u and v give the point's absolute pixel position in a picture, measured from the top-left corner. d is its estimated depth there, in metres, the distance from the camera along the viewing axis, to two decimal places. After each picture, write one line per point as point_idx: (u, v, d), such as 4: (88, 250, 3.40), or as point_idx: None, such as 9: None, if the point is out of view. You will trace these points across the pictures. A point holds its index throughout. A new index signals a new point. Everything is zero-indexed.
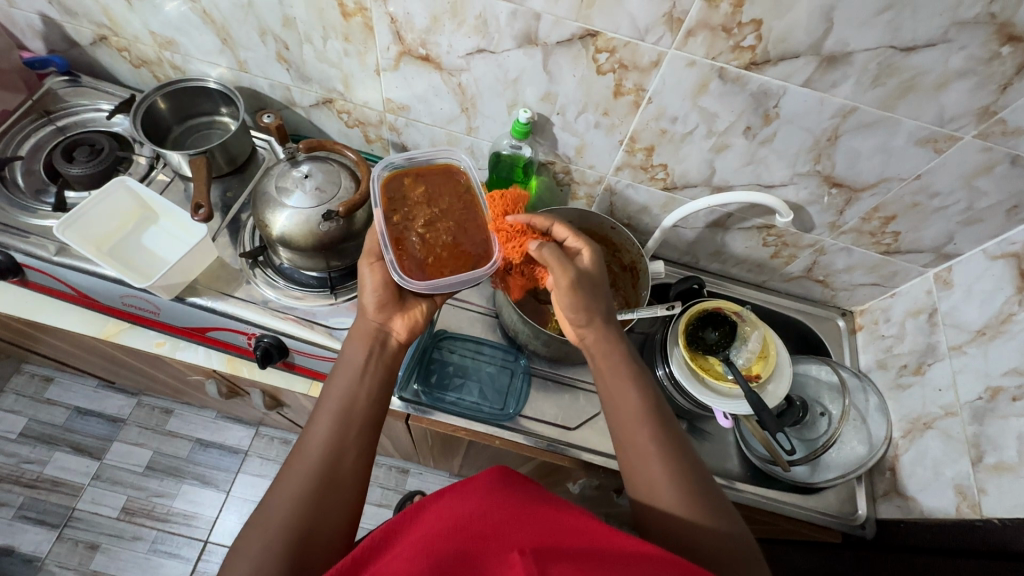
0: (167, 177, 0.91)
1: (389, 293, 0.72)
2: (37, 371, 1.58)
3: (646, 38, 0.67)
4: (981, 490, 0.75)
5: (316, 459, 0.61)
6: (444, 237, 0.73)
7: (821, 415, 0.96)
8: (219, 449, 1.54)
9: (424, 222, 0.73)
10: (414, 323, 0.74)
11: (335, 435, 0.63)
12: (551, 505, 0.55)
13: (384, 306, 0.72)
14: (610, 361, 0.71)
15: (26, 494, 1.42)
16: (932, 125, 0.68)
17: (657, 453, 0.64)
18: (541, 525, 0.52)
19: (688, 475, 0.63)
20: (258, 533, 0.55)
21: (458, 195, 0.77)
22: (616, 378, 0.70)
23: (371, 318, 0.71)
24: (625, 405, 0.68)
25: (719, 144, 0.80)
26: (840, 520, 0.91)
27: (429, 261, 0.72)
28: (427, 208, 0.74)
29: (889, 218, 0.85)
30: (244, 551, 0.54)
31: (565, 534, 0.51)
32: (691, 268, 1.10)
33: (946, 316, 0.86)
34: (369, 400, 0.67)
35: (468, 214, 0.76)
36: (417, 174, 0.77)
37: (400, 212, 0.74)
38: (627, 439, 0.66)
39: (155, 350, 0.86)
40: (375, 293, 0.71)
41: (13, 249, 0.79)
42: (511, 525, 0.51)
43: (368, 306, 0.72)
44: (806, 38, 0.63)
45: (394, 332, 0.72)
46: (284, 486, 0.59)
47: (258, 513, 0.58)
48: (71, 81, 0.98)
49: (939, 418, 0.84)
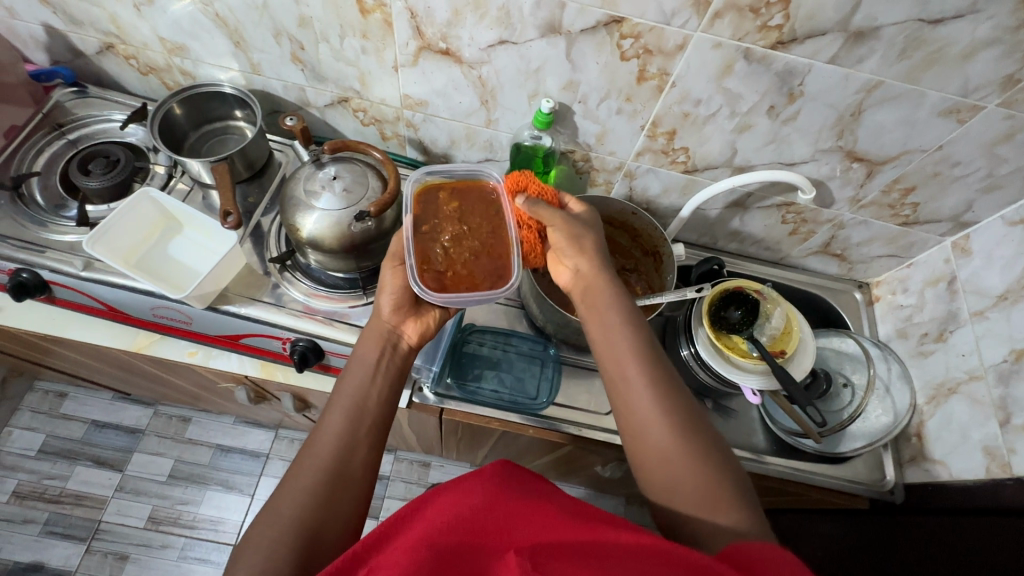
0: (186, 185, 0.90)
1: (406, 296, 0.73)
2: (50, 387, 1.57)
3: (672, 22, 0.67)
4: (1011, 450, 0.78)
5: (330, 454, 0.62)
6: (466, 253, 0.72)
7: (844, 386, 0.98)
8: (240, 453, 1.55)
9: (451, 235, 0.72)
10: (425, 328, 0.75)
11: (348, 433, 0.64)
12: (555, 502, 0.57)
13: (400, 309, 0.73)
14: (601, 297, 0.71)
15: (50, 510, 1.42)
16: (956, 96, 0.69)
17: (647, 388, 0.63)
18: (540, 523, 0.53)
19: (678, 407, 0.62)
20: (271, 526, 0.56)
21: (488, 214, 0.75)
22: (608, 318, 0.69)
23: (385, 320, 0.72)
24: (614, 342, 0.67)
25: (742, 125, 0.80)
26: (869, 488, 0.94)
27: (447, 275, 0.70)
28: (455, 222, 0.73)
29: (909, 189, 0.86)
30: (254, 544, 0.54)
31: (562, 531, 0.51)
32: (708, 249, 1.11)
33: (966, 283, 0.89)
34: (382, 400, 0.68)
35: (493, 232, 0.74)
36: (453, 188, 0.76)
37: (431, 222, 0.73)
38: (616, 373, 0.66)
39: (188, 360, 0.86)
40: (392, 296, 0.72)
41: (39, 267, 0.78)
42: (509, 526, 0.53)
43: (384, 307, 0.73)
44: (835, 15, 0.62)
45: (405, 335, 0.73)
46: (294, 482, 0.60)
47: (267, 509, 0.58)
48: (79, 93, 0.95)
49: (963, 383, 0.87)
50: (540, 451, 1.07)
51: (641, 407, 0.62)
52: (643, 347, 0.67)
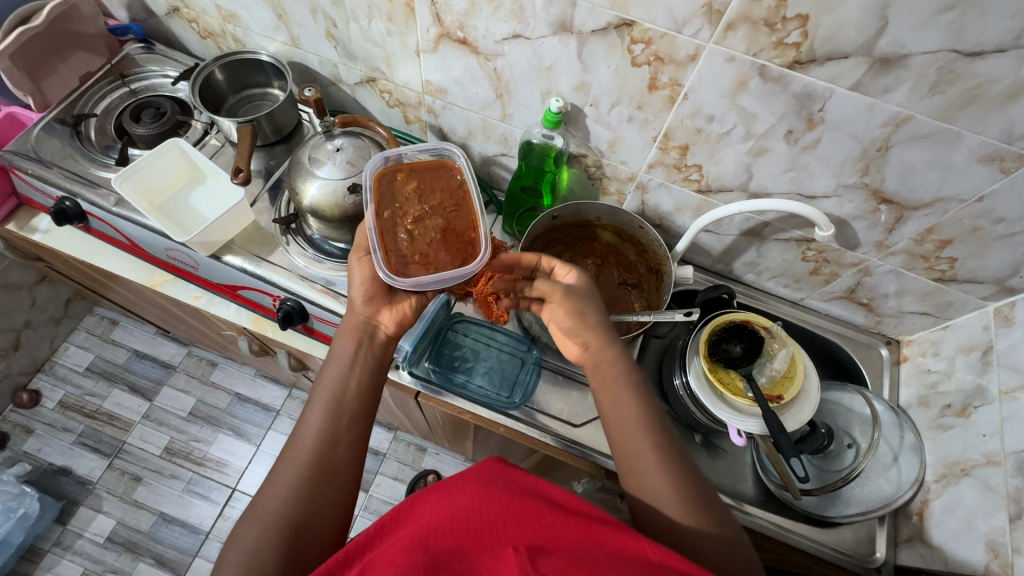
0: (218, 142, 0.97)
1: (377, 286, 0.73)
2: (106, 314, 1.73)
3: (683, 30, 0.64)
4: (1016, 550, 0.68)
5: (310, 447, 0.62)
6: (432, 233, 0.72)
7: (848, 446, 0.89)
8: (254, 405, 1.64)
9: (413, 219, 0.73)
10: (401, 316, 0.74)
11: (328, 427, 0.64)
12: (547, 498, 0.57)
13: (372, 299, 0.72)
14: (611, 369, 0.71)
15: (86, 423, 1.57)
16: (998, 142, 0.61)
17: (659, 461, 0.65)
18: (536, 520, 0.53)
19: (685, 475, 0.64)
20: (256, 526, 0.56)
21: (451, 192, 0.76)
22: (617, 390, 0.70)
23: (359, 311, 0.72)
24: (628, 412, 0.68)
25: (758, 148, 0.76)
26: (853, 561, 0.85)
27: (415, 258, 0.71)
28: (417, 204, 0.74)
29: (945, 242, 0.78)
30: (238, 546, 0.55)
31: (559, 524, 0.52)
32: (723, 277, 1.05)
33: (1001, 356, 0.78)
34: (360, 389, 0.68)
35: (457, 209, 0.75)
36: (411, 170, 0.77)
37: (392, 207, 0.74)
38: (628, 448, 0.66)
39: (192, 302, 0.93)
40: (362, 286, 0.72)
41: (81, 197, 0.87)
42: (506, 520, 0.53)
43: (355, 299, 0.72)
44: (857, 38, 0.58)
45: (382, 325, 0.73)
46: (277, 480, 0.60)
47: (251, 509, 0.59)
48: (146, 48, 1.06)
49: (978, 466, 0.77)
50: (515, 452, 1.06)
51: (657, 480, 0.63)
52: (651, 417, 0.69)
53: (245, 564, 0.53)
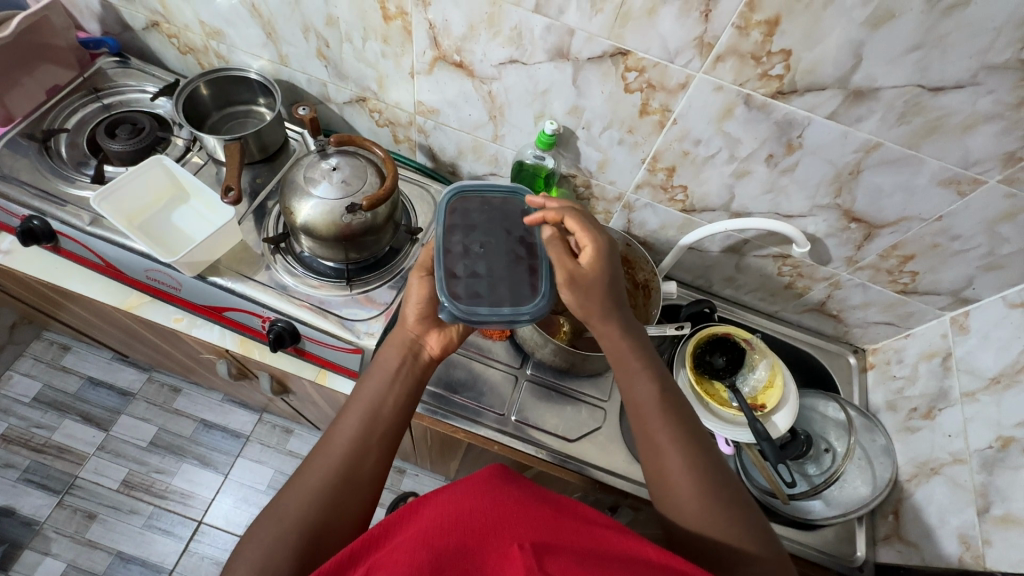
0: (201, 160, 0.94)
1: (430, 306, 0.69)
2: (56, 339, 1.62)
3: (675, 60, 0.69)
4: (986, 541, 0.73)
5: (341, 456, 0.60)
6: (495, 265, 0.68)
7: (826, 451, 0.94)
8: (221, 431, 1.55)
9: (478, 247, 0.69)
10: (448, 340, 0.71)
11: (360, 437, 0.62)
12: (551, 504, 0.54)
13: (424, 319, 0.69)
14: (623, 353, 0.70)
15: (32, 458, 1.45)
16: (956, 167, 0.68)
17: (677, 447, 0.64)
18: (540, 525, 0.50)
19: (701, 462, 0.63)
20: (274, 524, 0.55)
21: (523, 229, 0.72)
22: (630, 370, 0.70)
23: (408, 329, 0.69)
24: (637, 400, 0.68)
25: (741, 170, 0.80)
26: (839, 562, 0.88)
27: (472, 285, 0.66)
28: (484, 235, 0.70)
29: (908, 257, 0.84)
30: (254, 542, 0.54)
31: (565, 531, 0.50)
32: (703, 292, 1.10)
33: (960, 361, 0.85)
34: (397, 406, 0.66)
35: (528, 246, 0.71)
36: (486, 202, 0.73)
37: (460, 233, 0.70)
38: (643, 430, 0.67)
39: (173, 325, 0.89)
40: (416, 305, 0.69)
41: (50, 216, 0.82)
42: (514, 520, 0.50)
43: (408, 316, 0.69)
44: (834, 71, 0.63)
45: (427, 345, 0.70)
46: (301, 482, 0.59)
47: (270, 509, 0.57)
48: (121, 62, 1.02)
49: (947, 465, 0.83)
50: None
51: (671, 465, 0.63)
52: (665, 400, 0.68)
53: (258, 565, 0.52)
